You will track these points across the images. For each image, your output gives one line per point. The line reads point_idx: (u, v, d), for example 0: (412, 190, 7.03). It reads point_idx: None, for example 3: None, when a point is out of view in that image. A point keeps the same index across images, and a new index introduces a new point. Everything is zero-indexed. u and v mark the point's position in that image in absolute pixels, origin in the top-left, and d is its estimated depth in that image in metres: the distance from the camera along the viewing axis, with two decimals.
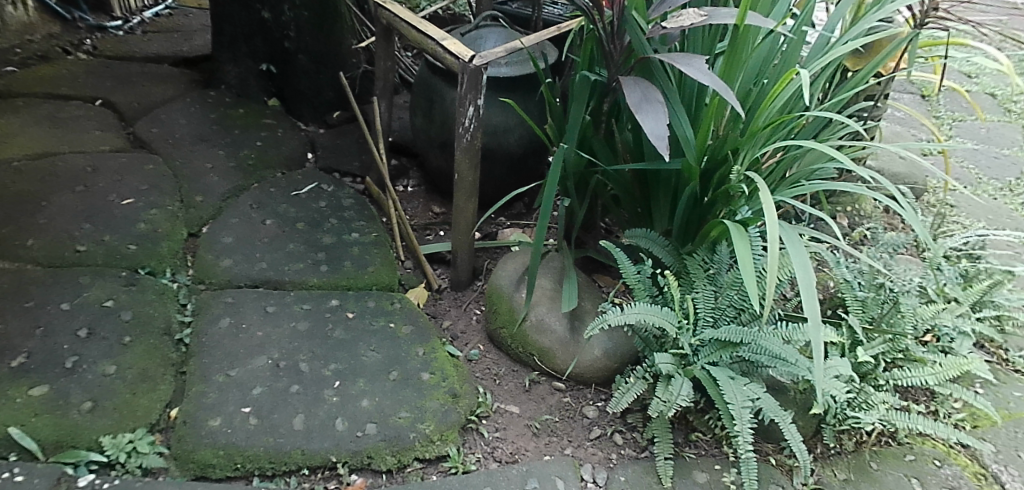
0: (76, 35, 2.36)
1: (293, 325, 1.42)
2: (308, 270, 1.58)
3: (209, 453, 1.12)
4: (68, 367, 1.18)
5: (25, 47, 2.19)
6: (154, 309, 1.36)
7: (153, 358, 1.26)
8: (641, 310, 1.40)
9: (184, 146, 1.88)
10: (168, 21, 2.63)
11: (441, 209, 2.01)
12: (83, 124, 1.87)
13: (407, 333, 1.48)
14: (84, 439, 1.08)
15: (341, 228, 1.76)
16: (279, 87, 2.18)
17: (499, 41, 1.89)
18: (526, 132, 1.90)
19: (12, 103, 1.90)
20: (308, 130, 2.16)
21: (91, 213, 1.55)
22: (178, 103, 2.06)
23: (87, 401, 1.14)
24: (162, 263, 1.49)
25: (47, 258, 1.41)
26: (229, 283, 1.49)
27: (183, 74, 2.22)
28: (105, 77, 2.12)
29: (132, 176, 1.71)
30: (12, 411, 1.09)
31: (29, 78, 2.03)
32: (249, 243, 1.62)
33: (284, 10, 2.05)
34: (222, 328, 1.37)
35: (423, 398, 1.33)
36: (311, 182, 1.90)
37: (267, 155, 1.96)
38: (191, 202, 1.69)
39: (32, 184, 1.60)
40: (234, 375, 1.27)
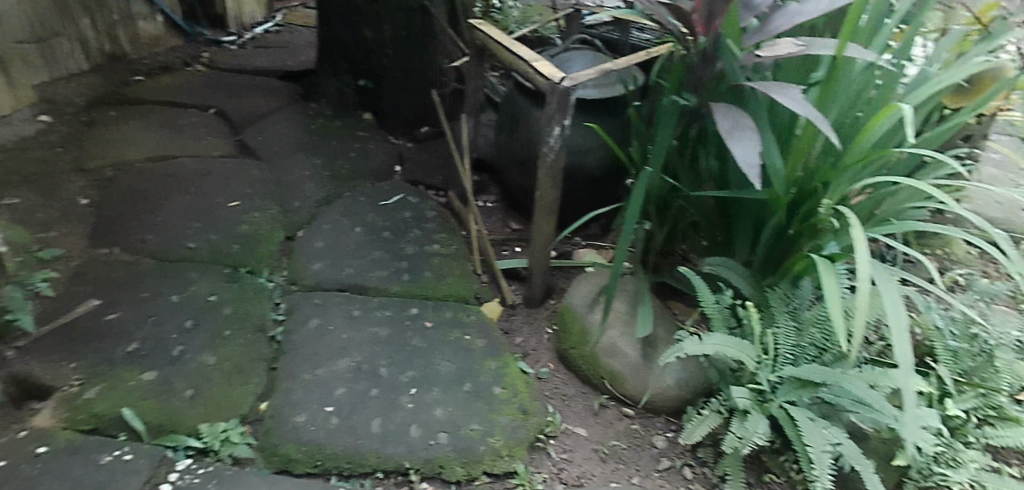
0: (196, 49, 2.55)
1: (374, 331, 1.48)
2: (390, 278, 1.65)
3: (293, 448, 1.18)
4: (174, 355, 1.27)
5: (152, 59, 2.39)
6: (250, 306, 1.44)
7: (249, 352, 1.34)
8: (720, 341, 1.37)
9: (284, 155, 2.00)
10: (275, 37, 2.80)
11: (518, 226, 2.04)
12: (198, 131, 2.02)
13: (480, 346, 1.51)
14: (184, 426, 1.15)
15: (423, 239, 1.82)
16: (373, 102, 2.29)
17: (587, 64, 1.91)
18: (608, 154, 1.91)
19: (138, 109, 2.07)
20: (396, 143, 2.26)
21: (200, 213, 1.67)
22: (281, 114, 2.19)
23: (187, 389, 1.21)
24: (260, 263, 1.58)
25: (162, 253, 1.52)
26: (317, 286, 1.57)
27: (287, 88, 2.38)
28: (218, 89, 2.28)
29: (237, 181, 1.83)
30: (124, 393, 1.17)
31: (153, 86, 2.21)
32: (337, 249, 1.70)
33: (384, 29, 2.14)
34: (310, 328, 1.44)
35: (494, 412, 1.35)
36: (398, 193, 1.98)
37: (358, 165, 2.05)
38: (287, 207, 1.80)
39: (153, 184, 1.74)
40: (318, 375, 1.33)
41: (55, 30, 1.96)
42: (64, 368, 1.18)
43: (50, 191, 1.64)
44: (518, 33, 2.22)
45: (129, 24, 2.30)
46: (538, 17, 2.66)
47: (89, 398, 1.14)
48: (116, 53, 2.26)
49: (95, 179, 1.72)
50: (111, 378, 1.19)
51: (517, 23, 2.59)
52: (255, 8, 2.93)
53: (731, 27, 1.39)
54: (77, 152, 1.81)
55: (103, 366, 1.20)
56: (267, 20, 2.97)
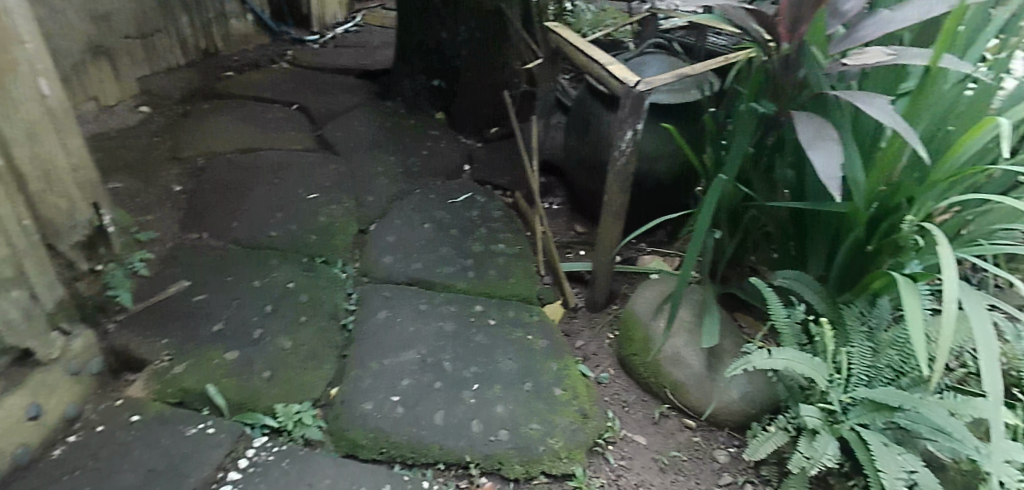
0: (282, 47, 2.67)
1: (440, 326, 1.51)
2: (456, 274, 1.68)
3: (360, 433, 1.22)
4: (255, 337, 1.33)
5: (241, 56, 2.51)
6: (325, 294, 1.50)
7: (322, 339, 1.39)
8: (790, 357, 1.33)
9: (360, 150, 2.07)
10: (355, 37, 2.91)
11: (583, 229, 2.04)
12: (282, 125, 2.11)
13: (542, 347, 1.52)
14: (261, 404, 1.20)
15: (489, 238, 1.84)
16: (446, 102, 2.34)
17: (661, 69, 1.89)
18: (679, 161, 1.88)
19: (227, 103, 2.18)
20: (466, 143, 2.30)
21: (281, 204, 1.75)
22: (359, 111, 2.27)
23: (265, 371, 1.27)
24: (335, 254, 1.64)
25: (246, 240, 1.60)
26: (387, 279, 1.62)
27: (364, 86, 2.46)
28: (300, 85, 2.38)
29: (317, 174, 1.91)
30: (208, 370, 1.23)
31: (242, 82, 2.33)
32: (407, 244, 1.75)
33: (460, 31, 2.18)
34: (380, 319, 1.49)
35: (554, 413, 1.35)
36: (466, 192, 2.01)
37: (429, 163, 2.10)
38: (361, 202, 1.86)
39: (239, 175, 1.83)
40: (386, 365, 1.37)
41: (157, 26, 2.10)
42: (156, 343, 1.25)
43: (148, 178, 1.75)
44: (592, 36, 2.22)
45: (222, 23, 2.42)
46: (612, 21, 2.66)
47: (177, 373, 1.21)
48: (209, 50, 2.39)
49: (188, 168, 1.83)
50: (198, 355, 1.25)
51: (591, 27, 2.59)
52: (337, 9, 3.04)
53: (817, 36, 1.33)
54: (173, 142, 1.93)
55: (190, 344, 1.27)
56: (348, 20, 3.09)
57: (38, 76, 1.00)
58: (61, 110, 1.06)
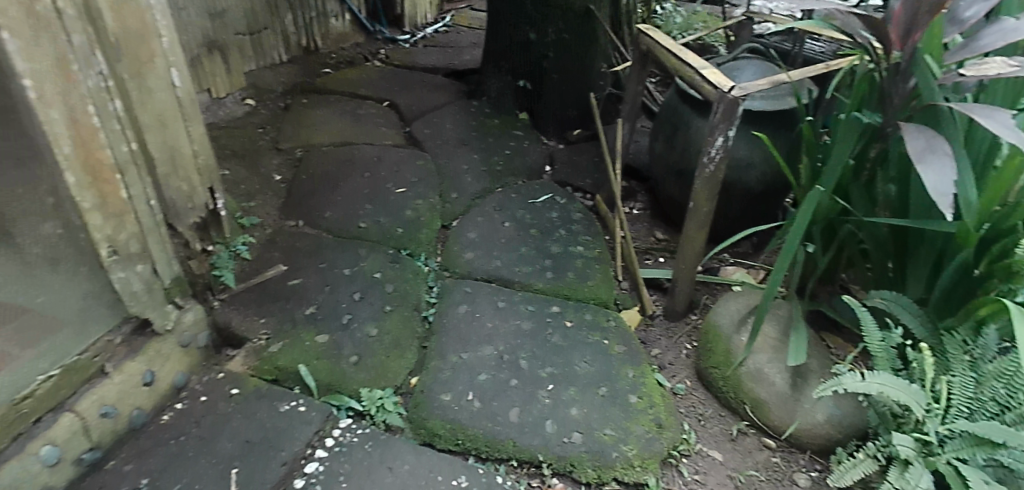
0: (375, 46, 2.77)
1: (518, 324, 1.52)
2: (535, 274, 1.68)
3: (438, 424, 1.25)
4: (344, 322, 1.39)
5: (338, 53, 2.62)
6: (410, 286, 1.54)
7: (405, 328, 1.43)
8: (885, 381, 1.26)
9: (447, 148, 2.12)
10: (444, 38, 2.98)
11: (664, 236, 1.99)
12: (374, 121, 2.19)
13: (619, 352, 1.51)
14: (347, 387, 1.26)
15: (569, 239, 1.84)
16: (531, 103, 2.35)
17: (756, 74, 1.84)
18: (770, 170, 1.82)
19: (324, 98, 2.28)
20: (549, 144, 2.30)
21: (372, 197, 1.81)
22: (447, 110, 2.33)
23: (353, 356, 1.32)
24: (420, 248, 1.69)
25: (338, 230, 1.67)
26: (468, 275, 1.65)
27: (452, 85, 2.51)
28: (392, 83, 2.46)
29: (406, 169, 1.97)
30: (302, 351, 1.30)
31: (338, 78, 2.43)
32: (488, 241, 1.77)
33: (549, 31, 2.19)
34: (460, 313, 1.52)
35: (629, 421, 1.33)
36: (547, 192, 2.02)
37: (512, 163, 2.12)
38: (446, 198, 1.90)
39: (333, 167, 1.91)
40: (465, 358, 1.40)
41: (265, 24, 2.24)
42: (256, 322, 1.33)
43: (251, 166, 1.86)
44: (684, 40, 2.18)
45: (323, 22, 2.54)
46: (703, 26, 2.61)
47: (273, 351, 1.28)
48: (310, 47, 2.51)
49: (287, 158, 1.93)
50: (293, 335, 1.32)
51: (681, 31, 2.55)
52: (428, 10, 3.13)
53: (932, 41, 1.26)
54: (275, 133, 2.03)
55: (286, 325, 1.35)
56: (438, 21, 3.17)
57: (173, 68, 1.08)
58: (191, 100, 1.14)
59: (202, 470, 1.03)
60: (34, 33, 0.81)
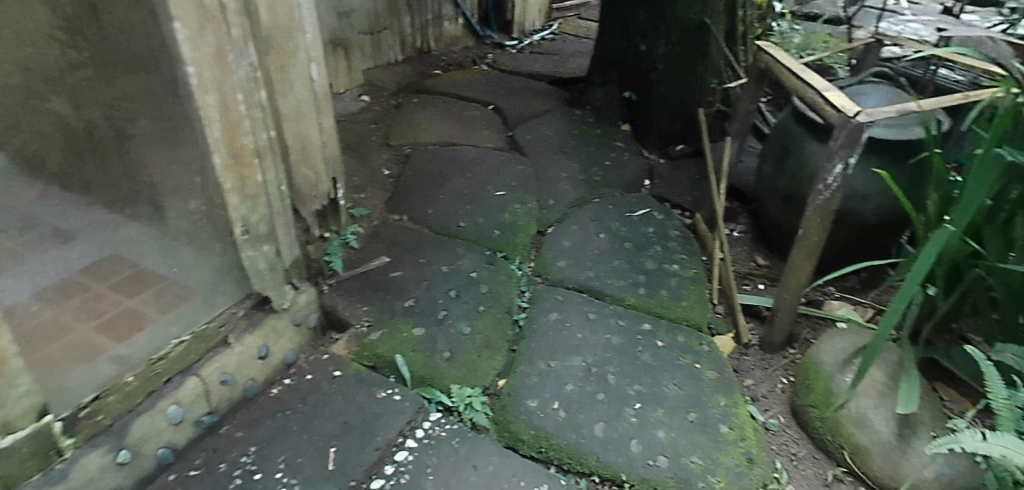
0: (483, 50, 2.83)
1: (608, 338, 1.49)
2: (627, 288, 1.65)
3: (523, 429, 1.24)
4: (439, 318, 1.42)
5: (448, 56, 2.70)
6: (503, 289, 1.56)
7: (497, 331, 1.44)
8: (1010, 445, 1.13)
9: (548, 155, 2.13)
10: (550, 45, 3.01)
11: (765, 262, 1.90)
12: (478, 123, 2.24)
13: (712, 378, 1.45)
14: (440, 383, 1.29)
15: (664, 256, 1.80)
16: (634, 115, 2.33)
17: (882, 100, 1.73)
18: (890, 203, 1.70)
19: (432, 98, 2.35)
20: (649, 157, 2.27)
21: (472, 197, 1.85)
22: (549, 117, 2.34)
23: (446, 352, 1.35)
24: (515, 251, 1.70)
25: (438, 227, 1.72)
26: (560, 283, 1.63)
27: (556, 92, 2.53)
28: (498, 87, 2.51)
29: (506, 173, 1.99)
30: (400, 342, 1.34)
31: (446, 80, 2.50)
32: (582, 251, 1.76)
33: (660, 44, 2.17)
34: (550, 320, 1.51)
35: (719, 451, 1.27)
36: (644, 206, 1.99)
37: (612, 174, 2.10)
38: (543, 204, 1.90)
39: (438, 165, 1.97)
40: (554, 366, 1.39)
41: (384, 25, 2.35)
42: (359, 308, 1.39)
43: (363, 160, 1.95)
44: (804, 59, 2.08)
45: (437, 25, 2.63)
46: (822, 46, 2.50)
47: (373, 339, 1.33)
48: (423, 49, 2.60)
49: (395, 155, 2.01)
50: (392, 325, 1.37)
51: (799, 50, 2.45)
52: (537, 17, 3.16)
53: None
54: (385, 130, 2.12)
55: (386, 315, 1.39)
56: (545, 28, 3.20)
57: (312, 63, 1.15)
58: (325, 94, 1.22)
59: (304, 445, 1.09)
60: (201, 24, 0.88)
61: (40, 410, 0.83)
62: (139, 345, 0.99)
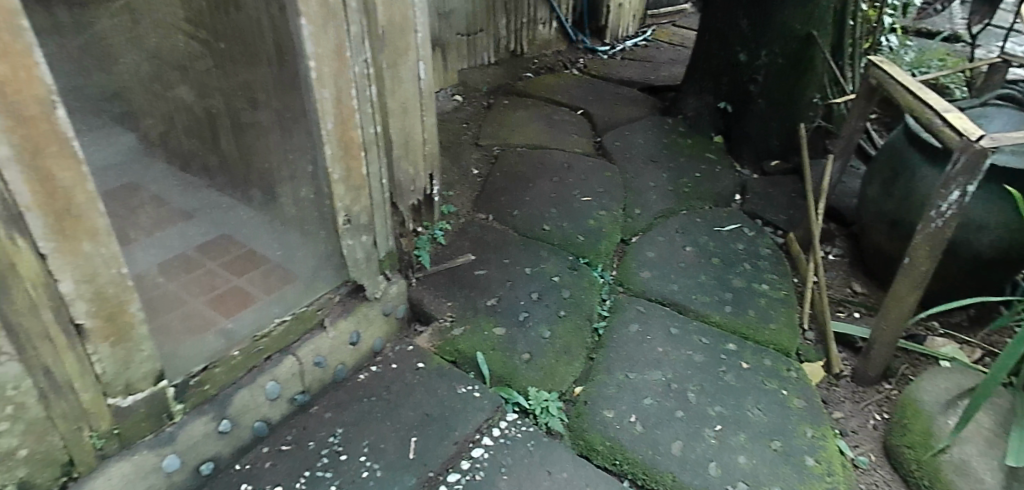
0: (576, 55, 2.83)
1: (690, 355, 1.42)
2: (713, 305, 1.58)
3: (598, 439, 1.20)
4: (520, 320, 1.42)
5: (540, 59, 2.72)
6: (585, 295, 1.53)
7: (576, 337, 1.41)
8: None
9: (636, 163, 2.09)
10: (643, 52, 2.97)
11: (863, 289, 1.80)
12: (568, 128, 2.23)
13: (799, 407, 1.34)
14: (518, 384, 1.28)
15: (753, 275, 1.72)
16: (729, 126, 2.26)
17: (1009, 125, 1.60)
18: (1011, 236, 1.56)
19: (523, 101, 2.37)
20: (742, 173, 2.19)
21: (558, 201, 1.84)
22: (640, 124, 2.31)
23: (525, 353, 1.34)
24: (598, 258, 1.67)
25: (524, 229, 1.72)
26: (642, 294, 1.59)
27: (648, 100, 2.49)
28: (589, 92, 2.50)
29: (594, 179, 1.98)
30: (481, 340, 1.35)
31: (538, 83, 2.51)
32: (666, 263, 1.71)
33: (761, 54, 2.08)
34: (631, 332, 1.46)
35: (803, 484, 1.17)
36: (735, 222, 1.92)
37: (702, 186, 2.05)
38: (629, 212, 1.87)
39: (526, 167, 1.98)
40: (632, 378, 1.34)
41: (481, 26, 2.39)
42: (443, 303, 1.43)
43: (454, 158, 1.99)
44: (920, 77, 1.95)
45: (532, 28, 2.65)
46: (938, 64, 2.35)
47: (456, 334, 1.36)
48: (516, 52, 2.61)
49: (485, 155, 2.04)
50: (474, 322, 1.39)
51: (912, 68, 2.32)
52: (631, 23, 3.12)
53: None
54: (476, 131, 2.16)
55: (468, 312, 1.42)
56: (639, 35, 3.16)
57: (420, 61, 1.24)
58: (428, 92, 1.30)
59: (387, 432, 1.12)
60: (324, 22, 0.94)
61: (157, 374, 0.90)
62: (244, 320, 1.05)
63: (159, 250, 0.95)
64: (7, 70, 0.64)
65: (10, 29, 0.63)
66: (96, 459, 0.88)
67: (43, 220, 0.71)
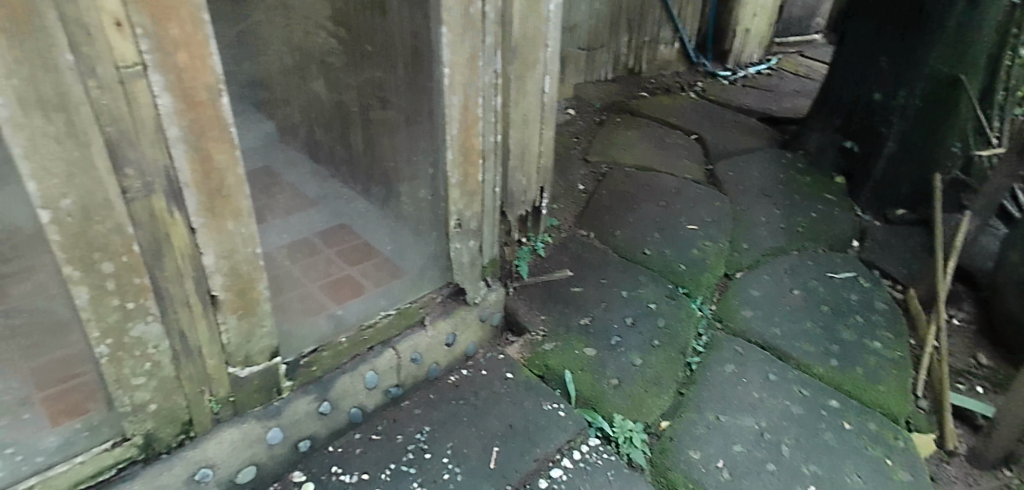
0: (694, 78, 2.77)
1: (787, 405, 1.33)
2: (818, 357, 1.48)
3: (680, 479, 1.15)
4: (612, 344, 1.39)
5: (657, 79, 2.68)
6: (681, 327, 1.48)
7: (669, 368, 1.37)
8: None
9: (749, 196, 2.02)
10: (766, 80, 2.85)
11: (989, 362, 1.61)
12: (679, 152, 2.19)
13: (904, 480, 1.22)
14: (604, 408, 1.25)
15: (865, 329, 1.58)
16: (853, 167, 2.13)
17: None
18: None
19: (637, 120, 2.35)
20: (863, 218, 2.04)
21: (662, 226, 1.80)
22: (756, 156, 2.22)
23: (614, 379, 1.31)
24: (698, 290, 1.61)
25: (625, 251, 1.70)
26: (741, 333, 1.52)
27: (767, 131, 2.40)
28: (705, 118, 2.44)
29: (702, 207, 1.92)
30: (572, 358, 1.34)
31: (654, 103, 2.49)
32: (772, 304, 1.62)
33: (898, 94, 1.92)
34: (726, 372, 1.40)
35: None
36: (850, 270, 1.80)
37: (817, 227, 1.94)
38: (736, 245, 1.80)
39: (633, 188, 1.95)
40: (723, 421, 1.28)
41: (603, 42, 2.43)
42: (537, 316, 1.43)
43: (562, 172, 2.01)
44: None
45: (652, 47, 2.64)
46: None
47: (546, 349, 1.36)
48: (634, 70, 2.63)
49: (593, 172, 2.03)
50: (566, 340, 1.38)
51: None
52: (756, 50, 3.02)
53: None
54: (586, 146, 2.16)
55: (562, 328, 1.42)
56: (763, 61, 3.05)
57: (547, 75, 1.29)
58: (551, 105, 1.35)
59: (470, 438, 1.14)
60: (462, 31, 0.99)
61: (273, 350, 0.97)
62: (353, 309, 1.10)
63: (293, 233, 1.00)
64: (186, 59, 0.70)
65: (194, 21, 0.69)
66: (211, 422, 0.95)
67: (197, 198, 0.78)
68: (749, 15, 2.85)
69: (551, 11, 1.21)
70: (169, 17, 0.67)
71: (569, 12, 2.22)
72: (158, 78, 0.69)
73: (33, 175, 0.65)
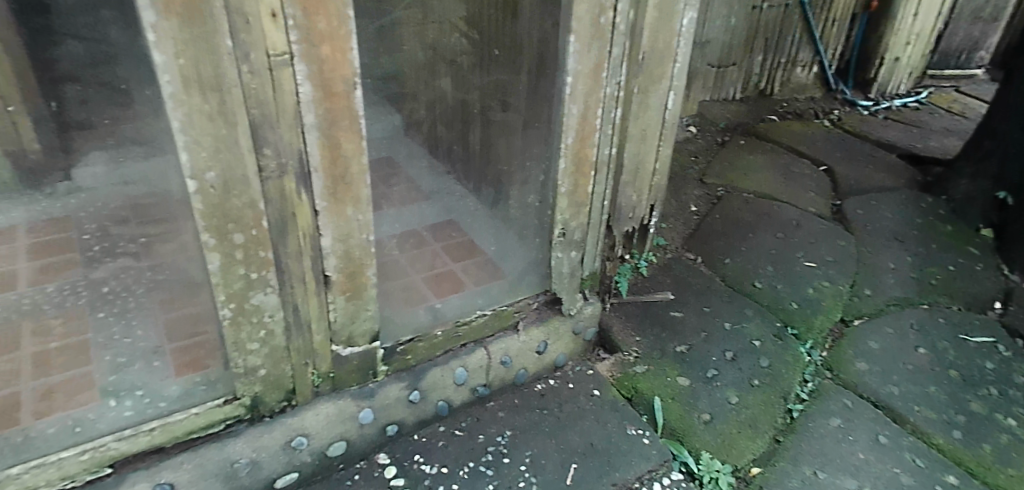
0: (830, 105, 2.60)
1: (897, 473, 1.21)
2: (939, 426, 1.33)
3: None
4: (708, 377, 1.33)
5: (790, 103, 2.54)
6: (786, 370, 1.38)
7: (767, 411, 1.29)
8: None
9: (879, 238, 1.86)
10: (913, 114, 2.62)
11: None
12: (804, 183, 2.06)
13: None
14: (692, 443, 1.20)
15: (1001, 404, 1.40)
16: (1005, 220, 1.89)
17: None
18: None
19: (762, 145, 2.23)
20: (1010, 278, 1.78)
21: (777, 259, 1.70)
22: (892, 196, 2.05)
23: (705, 413, 1.25)
24: (809, 333, 1.51)
25: (733, 280, 1.62)
26: (853, 386, 1.40)
27: (907, 170, 2.21)
28: (838, 149, 2.28)
29: (823, 244, 1.79)
30: (663, 385, 1.30)
31: (783, 128, 2.35)
32: (892, 360, 1.48)
33: None
34: (831, 426, 1.29)
35: None
36: (988, 334, 1.60)
37: (955, 282, 1.75)
38: (857, 290, 1.67)
39: (750, 215, 1.86)
40: (822, 478, 1.18)
41: (734, 60, 2.34)
42: (632, 336, 1.40)
43: (675, 191, 1.95)
44: None
45: (787, 69, 2.50)
46: None
47: (637, 372, 1.32)
48: (765, 91, 2.50)
49: (708, 194, 1.96)
50: (659, 365, 1.34)
51: None
52: (905, 81, 2.78)
53: None
54: (703, 167, 2.09)
55: (656, 352, 1.37)
56: (911, 94, 2.80)
57: (672, 91, 1.25)
58: (671, 122, 1.31)
59: (549, 450, 1.13)
60: (590, 40, 0.98)
61: (373, 335, 1.01)
62: (451, 304, 1.13)
63: (406, 224, 1.03)
64: (328, 51, 0.74)
65: (339, 16, 0.73)
66: (311, 394, 1.01)
67: (323, 182, 0.82)
68: (901, 43, 2.63)
69: (684, 26, 1.17)
70: (317, 11, 0.71)
71: (703, 27, 2.16)
72: (302, 68, 0.74)
73: (187, 147, 0.71)
